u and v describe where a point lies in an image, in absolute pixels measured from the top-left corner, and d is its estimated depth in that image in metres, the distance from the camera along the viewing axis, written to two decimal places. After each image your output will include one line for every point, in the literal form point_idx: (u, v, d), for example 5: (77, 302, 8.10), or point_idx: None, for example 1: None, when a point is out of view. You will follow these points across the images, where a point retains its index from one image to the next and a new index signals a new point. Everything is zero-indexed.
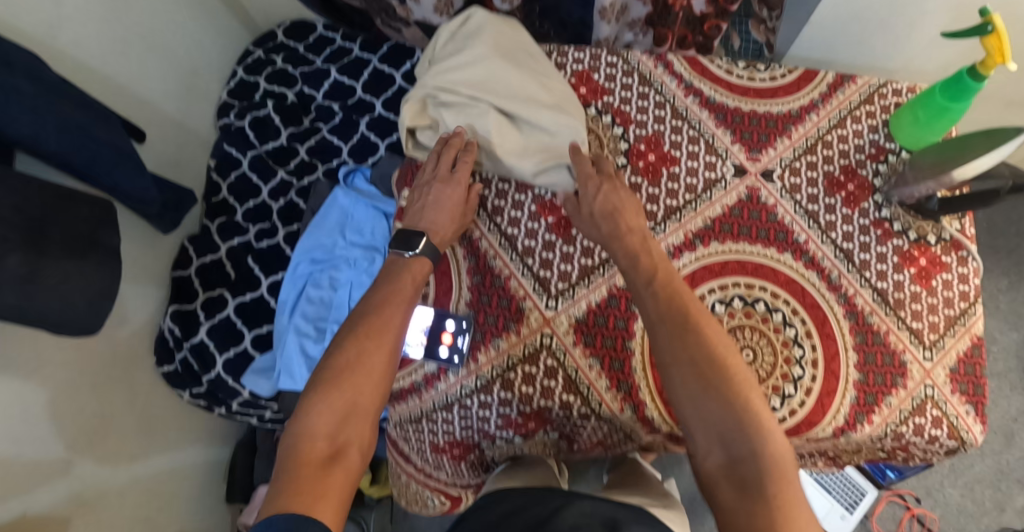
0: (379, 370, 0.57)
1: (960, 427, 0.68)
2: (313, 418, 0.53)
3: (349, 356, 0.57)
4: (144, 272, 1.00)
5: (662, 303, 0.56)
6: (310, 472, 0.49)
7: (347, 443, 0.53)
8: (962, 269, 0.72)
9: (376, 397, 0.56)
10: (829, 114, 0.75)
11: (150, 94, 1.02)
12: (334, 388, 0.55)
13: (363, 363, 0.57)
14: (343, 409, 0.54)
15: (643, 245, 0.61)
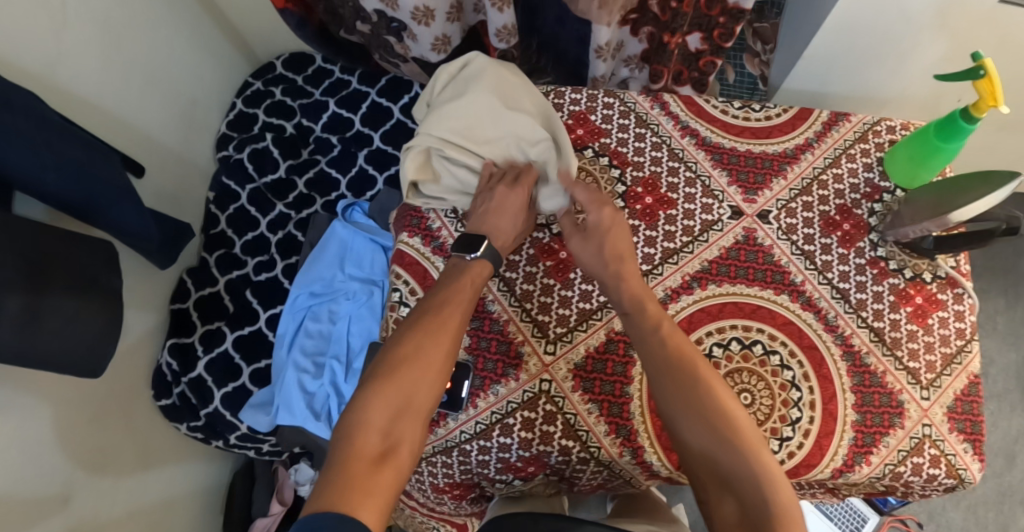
0: (436, 365, 0.54)
1: (958, 466, 0.68)
2: (371, 409, 0.50)
3: (406, 347, 0.54)
4: (143, 306, 1.00)
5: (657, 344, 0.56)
6: (369, 466, 0.46)
7: (400, 442, 0.49)
8: (958, 306, 0.73)
9: (430, 395, 0.53)
10: (824, 153, 0.76)
11: (150, 128, 1.02)
12: (391, 383, 0.52)
13: (420, 357, 0.54)
14: (399, 404, 0.51)
15: (636, 277, 0.61)
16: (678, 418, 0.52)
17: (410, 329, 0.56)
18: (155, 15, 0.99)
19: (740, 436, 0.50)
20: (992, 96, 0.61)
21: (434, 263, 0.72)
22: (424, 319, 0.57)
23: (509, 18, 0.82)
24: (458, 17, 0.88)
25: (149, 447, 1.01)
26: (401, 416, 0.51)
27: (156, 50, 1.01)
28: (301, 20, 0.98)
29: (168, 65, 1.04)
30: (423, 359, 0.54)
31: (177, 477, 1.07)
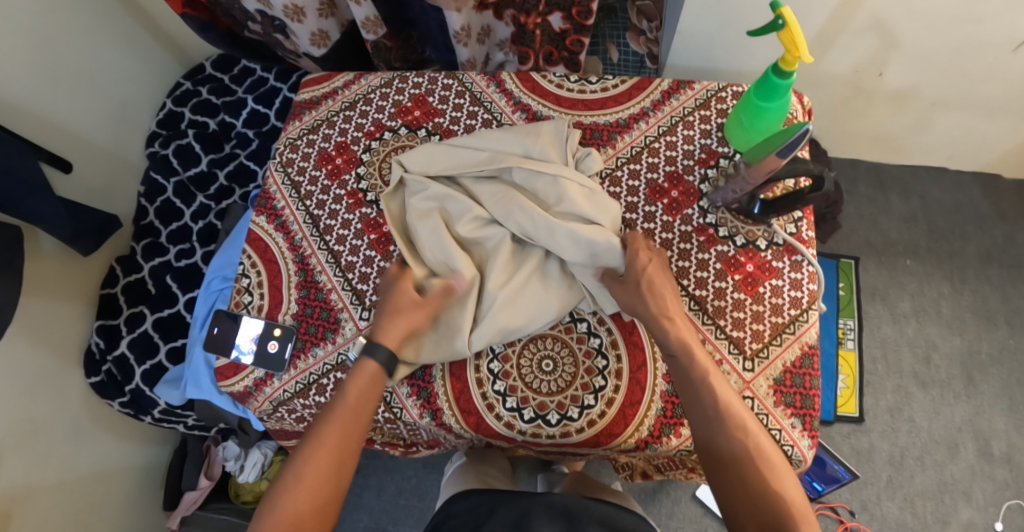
0: (330, 478, 0.55)
1: (783, 442, 0.65)
2: None
3: (297, 479, 0.55)
4: (71, 291, 1.07)
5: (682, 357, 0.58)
6: None
7: None
8: (795, 274, 0.68)
9: (317, 518, 0.54)
10: (660, 121, 0.76)
11: (79, 128, 1.07)
12: (282, 518, 0.53)
13: (304, 486, 0.54)
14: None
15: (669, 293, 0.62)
16: (731, 466, 0.54)
17: (297, 456, 0.56)
18: (81, 22, 1.04)
19: (776, 471, 0.53)
20: (795, 47, 0.59)
21: (275, 239, 0.76)
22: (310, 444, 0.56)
23: (369, 9, 0.86)
24: (331, 13, 0.93)
25: (82, 421, 1.07)
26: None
27: (88, 55, 1.07)
28: (204, 24, 1.04)
29: (102, 69, 1.11)
30: (310, 483, 0.54)
31: (109, 456, 1.12)
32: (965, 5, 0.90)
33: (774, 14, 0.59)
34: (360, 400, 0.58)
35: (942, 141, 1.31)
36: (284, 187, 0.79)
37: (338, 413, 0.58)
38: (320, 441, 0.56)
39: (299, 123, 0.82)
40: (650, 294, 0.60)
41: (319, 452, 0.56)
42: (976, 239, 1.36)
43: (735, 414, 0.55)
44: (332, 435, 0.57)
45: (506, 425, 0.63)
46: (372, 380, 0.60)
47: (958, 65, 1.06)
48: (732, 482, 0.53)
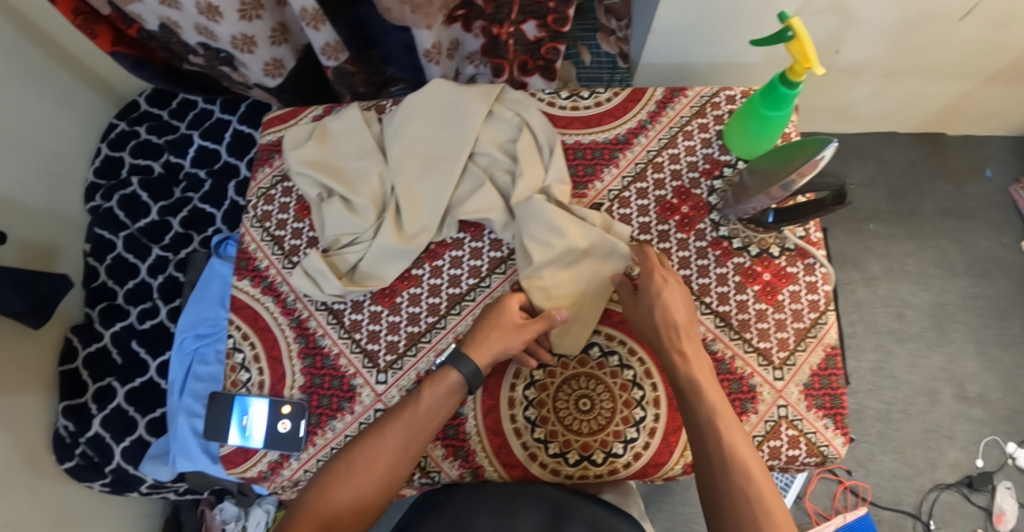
0: (383, 469, 0.55)
1: (819, 443, 0.65)
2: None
3: (341, 469, 0.55)
4: (29, 375, 0.94)
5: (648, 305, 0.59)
6: None
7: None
8: (809, 278, 0.69)
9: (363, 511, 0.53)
10: (659, 134, 0.73)
11: (11, 191, 0.93)
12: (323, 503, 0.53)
13: (367, 458, 0.55)
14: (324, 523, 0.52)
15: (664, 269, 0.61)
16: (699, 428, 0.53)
17: (354, 446, 0.56)
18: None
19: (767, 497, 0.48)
20: (805, 57, 0.59)
21: (264, 304, 0.70)
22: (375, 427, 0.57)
23: (329, 35, 0.79)
24: (284, 39, 0.84)
25: (66, 514, 0.96)
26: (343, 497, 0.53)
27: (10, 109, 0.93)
28: (138, 62, 0.93)
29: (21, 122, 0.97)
30: (374, 459, 0.55)
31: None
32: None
33: (783, 26, 0.59)
34: (430, 405, 0.57)
35: (893, 107, 1.36)
36: (264, 244, 0.72)
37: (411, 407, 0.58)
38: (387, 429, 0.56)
39: (269, 170, 0.75)
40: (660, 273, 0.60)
41: (380, 449, 0.55)
42: (930, 196, 1.44)
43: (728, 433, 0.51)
44: (397, 432, 0.56)
45: (552, 472, 0.61)
46: (450, 390, 0.58)
47: (913, 37, 1.09)
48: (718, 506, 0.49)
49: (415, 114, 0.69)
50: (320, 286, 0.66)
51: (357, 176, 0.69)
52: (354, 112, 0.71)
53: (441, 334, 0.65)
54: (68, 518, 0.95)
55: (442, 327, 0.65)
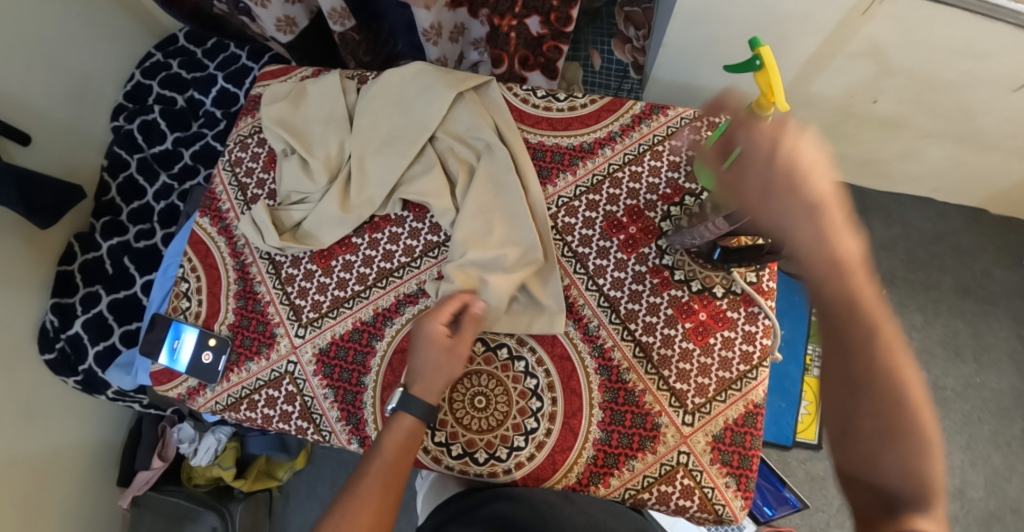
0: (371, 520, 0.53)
1: (714, 501, 0.62)
2: None
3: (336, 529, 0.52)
4: (27, 270, 1.03)
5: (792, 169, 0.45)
6: None
7: None
8: (748, 327, 0.66)
9: None
10: (626, 149, 0.73)
11: (38, 100, 1.02)
12: None
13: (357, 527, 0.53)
14: None
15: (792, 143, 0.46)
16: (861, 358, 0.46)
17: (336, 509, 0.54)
18: None
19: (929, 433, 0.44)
20: (771, 91, 0.55)
21: (218, 243, 0.73)
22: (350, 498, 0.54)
23: (335, 1, 0.81)
24: None
25: (39, 400, 1.04)
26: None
27: (42, 23, 1.01)
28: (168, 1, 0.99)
29: (53, 35, 1.03)
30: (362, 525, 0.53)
31: (62, 435, 1.09)
32: (978, 41, 0.80)
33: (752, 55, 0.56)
34: (400, 455, 0.56)
35: (931, 171, 1.26)
36: (230, 188, 0.75)
37: (378, 462, 0.56)
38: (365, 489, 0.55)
39: (251, 120, 0.77)
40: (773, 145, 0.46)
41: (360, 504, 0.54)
42: (953, 271, 1.34)
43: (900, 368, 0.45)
44: (375, 486, 0.55)
45: (433, 459, 0.62)
46: (406, 434, 0.57)
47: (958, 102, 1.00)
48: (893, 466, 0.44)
49: (384, 92, 0.71)
50: (263, 237, 0.68)
51: (318, 140, 0.71)
52: (332, 79, 0.73)
53: (363, 303, 0.67)
54: (37, 405, 1.04)
55: (365, 297, 0.67)
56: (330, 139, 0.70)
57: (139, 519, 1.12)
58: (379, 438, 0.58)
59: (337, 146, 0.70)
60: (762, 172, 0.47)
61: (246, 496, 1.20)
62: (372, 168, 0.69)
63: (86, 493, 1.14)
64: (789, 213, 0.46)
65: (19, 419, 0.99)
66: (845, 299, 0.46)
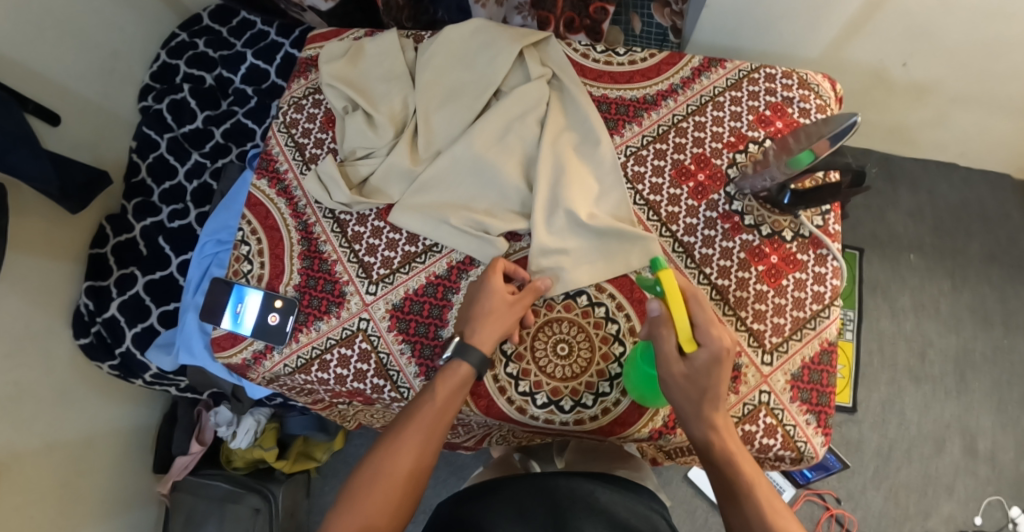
0: (405, 469, 0.52)
1: (797, 438, 0.62)
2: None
3: (370, 470, 0.51)
4: (58, 250, 1.01)
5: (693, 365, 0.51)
6: None
7: None
8: (818, 268, 0.66)
9: (393, 516, 0.50)
10: (688, 100, 0.73)
11: (66, 79, 1.00)
12: (357, 508, 0.49)
13: (391, 468, 0.51)
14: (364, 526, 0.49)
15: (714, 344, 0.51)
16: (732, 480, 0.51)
17: (375, 448, 0.53)
18: None
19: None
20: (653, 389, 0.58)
21: (278, 205, 0.72)
22: (390, 440, 0.53)
23: None
24: None
25: (74, 386, 1.02)
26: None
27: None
28: None
29: (80, 12, 1.01)
30: (398, 467, 0.51)
31: (99, 419, 1.08)
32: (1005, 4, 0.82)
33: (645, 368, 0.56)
34: (449, 401, 0.55)
35: (956, 137, 1.23)
36: (287, 149, 0.74)
37: (427, 410, 0.54)
38: (405, 436, 0.53)
39: (304, 82, 0.76)
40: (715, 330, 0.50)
41: (399, 448, 0.52)
42: (979, 238, 1.33)
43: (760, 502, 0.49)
44: (417, 432, 0.53)
45: (518, 409, 0.61)
46: (462, 383, 0.56)
47: (993, 69, 0.99)
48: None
49: (443, 45, 0.70)
50: (330, 193, 0.68)
51: (382, 97, 0.70)
52: (391, 37, 0.72)
53: (436, 257, 0.66)
54: (72, 390, 1.02)
55: (438, 251, 0.66)
56: (392, 94, 0.70)
57: (179, 503, 1.11)
58: (429, 386, 0.56)
59: (399, 101, 0.70)
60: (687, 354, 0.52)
61: (286, 478, 1.18)
62: (437, 121, 0.68)
63: (122, 480, 1.12)
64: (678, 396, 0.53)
65: (54, 405, 0.97)
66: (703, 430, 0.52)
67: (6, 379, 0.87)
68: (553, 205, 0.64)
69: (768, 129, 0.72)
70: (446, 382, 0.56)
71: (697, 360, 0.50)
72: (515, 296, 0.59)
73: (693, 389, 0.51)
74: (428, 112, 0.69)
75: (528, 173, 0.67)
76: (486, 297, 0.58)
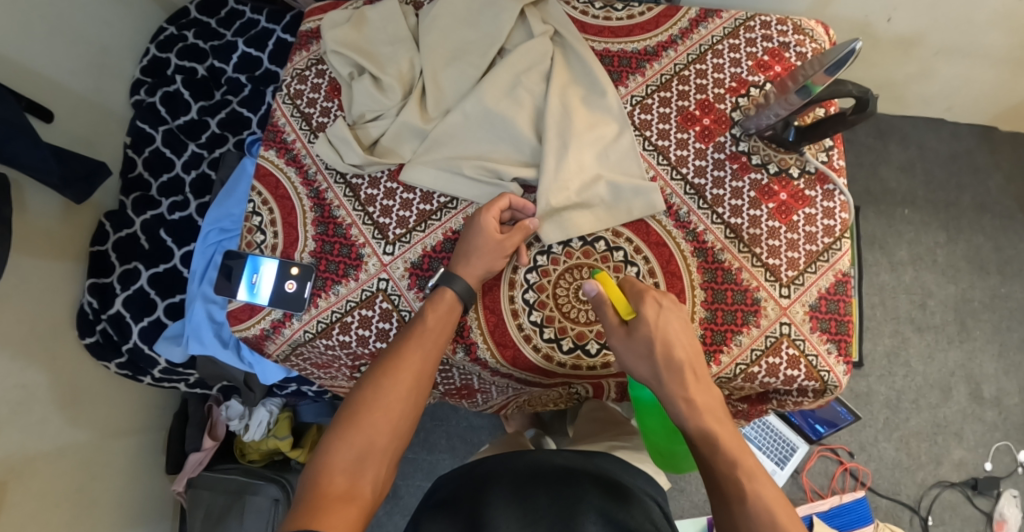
0: (403, 390, 0.54)
1: (819, 368, 0.63)
2: (335, 453, 0.50)
3: (367, 392, 0.53)
4: (59, 248, 0.99)
5: (661, 343, 0.55)
6: (330, 502, 0.46)
7: (365, 482, 0.49)
8: (827, 203, 0.67)
9: (393, 438, 0.52)
10: (688, 50, 0.74)
11: (57, 74, 0.98)
12: (356, 428, 0.51)
13: (392, 388, 0.54)
14: (362, 447, 0.50)
15: (674, 328, 0.56)
16: (719, 466, 0.50)
17: (372, 371, 0.55)
18: None
19: (766, 496, 0.47)
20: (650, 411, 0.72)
21: (287, 174, 0.72)
22: (388, 363, 0.55)
23: None
24: None
25: (82, 385, 1.01)
26: (367, 457, 0.50)
27: None
28: None
29: (68, 7, 1.00)
30: (397, 386, 0.54)
31: (109, 420, 1.06)
32: None
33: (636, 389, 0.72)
34: (441, 325, 0.59)
35: (943, 90, 1.26)
36: (293, 120, 0.74)
37: (423, 332, 0.58)
38: (404, 356, 0.56)
39: (306, 54, 0.76)
40: (671, 318, 0.57)
41: (396, 370, 0.55)
42: (971, 190, 1.36)
43: (764, 495, 0.47)
44: (413, 354, 0.56)
45: (545, 356, 0.62)
46: (450, 309, 0.59)
47: (976, 17, 1.02)
48: (721, 521, 0.48)
49: (447, 6, 0.71)
50: (342, 156, 0.68)
51: (388, 60, 0.70)
52: (392, 2, 0.72)
53: (452, 214, 0.66)
54: (80, 391, 1.00)
55: (453, 207, 0.66)
56: (399, 57, 0.70)
57: (197, 500, 1.09)
58: (419, 313, 0.60)
59: (406, 62, 0.70)
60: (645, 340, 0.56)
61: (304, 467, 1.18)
62: (444, 81, 0.69)
63: (135, 480, 1.10)
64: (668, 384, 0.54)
65: (62, 405, 0.95)
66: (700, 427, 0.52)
67: (12, 381, 0.86)
68: (562, 153, 0.64)
69: (767, 74, 0.73)
70: (436, 313, 0.59)
71: (636, 328, 0.56)
72: (505, 235, 0.61)
73: (639, 352, 0.56)
74: (437, 73, 0.69)
75: (538, 124, 0.67)
76: (476, 231, 0.60)
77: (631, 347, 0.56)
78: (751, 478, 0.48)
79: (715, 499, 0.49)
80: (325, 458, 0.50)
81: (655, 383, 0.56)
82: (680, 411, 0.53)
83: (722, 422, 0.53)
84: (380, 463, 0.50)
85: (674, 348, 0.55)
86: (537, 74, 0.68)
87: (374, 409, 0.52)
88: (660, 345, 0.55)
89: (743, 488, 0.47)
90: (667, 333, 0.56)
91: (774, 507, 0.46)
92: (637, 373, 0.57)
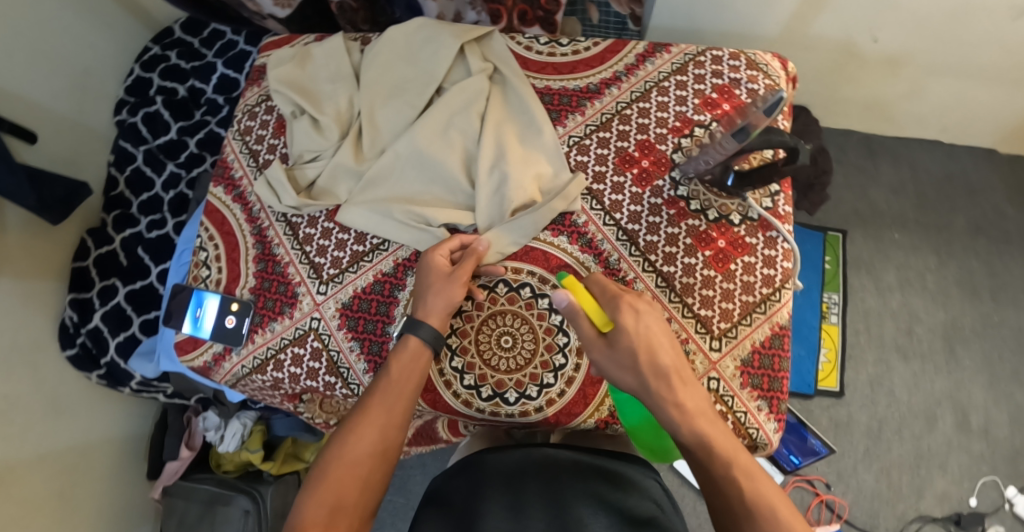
0: (374, 442, 0.53)
1: (748, 425, 0.62)
2: (307, 512, 0.49)
3: (338, 446, 0.53)
4: (41, 263, 1.03)
5: (640, 356, 0.53)
6: None
7: None
8: (768, 251, 0.65)
9: (366, 492, 0.51)
10: (632, 87, 0.72)
11: (42, 97, 1.02)
12: (327, 485, 0.50)
13: (359, 440, 0.53)
14: (331, 503, 0.50)
15: (656, 331, 0.55)
16: (711, 465, 0.50)
17: (342, 425, 0.54)
18: None
19: (769, 495, 0.47)
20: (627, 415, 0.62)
21: (233, 211, 0.73)
22: (356, 415, 0.55)
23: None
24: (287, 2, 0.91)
25: (64, 396, 1.05)
26: (339, 513, 0.49)
27: (42, 19, 1.01)
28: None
29: (52, 32, 1.03)
30: (365, 439, 0.53)
31: (91, 429, 1.10)
32: None
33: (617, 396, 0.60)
34: (409, 373, 0.57)
35: (935, 110, 1.21)
36: (241, 156, 0.75)
37: (392, 384, 0.57)
38: (369, 408, 0.55)
39: (257, 90, 0.78)
40: (650, 323, 0.55)
41: (362, 424, 0.54)
42: (965, 212, 1.31)
43: (766, 493, 0.47)
44: (381, 405, 0.55)
45: (464, 402, 0.62)
46: (416, 355, 0.59)
47: (966, 36, 0.97)
48: (723, 520, 0.48)
49: (386, 43, 0.71)
50: (279, 198, 0.69)
51: (327, 98, 0.71)
52: (336, 38, 0.73)
53: (383, 256, 0.67)
54: (63, 402, 1.04)
55: (385, 249, 0.67)
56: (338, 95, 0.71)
57: (172, 507, 1.14)
58: (389, 362, 0.59)
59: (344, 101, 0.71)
60: (622, 353, 0.54)
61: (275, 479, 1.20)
62: (381, 119, 0.69)
63: (116, 487, 1.14)
64: (657, 393, 0.52)
65: (44, 416, 0.99)
66: (692, 430, 0.51)
67: None
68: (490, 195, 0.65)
69: (714, 112, 0.71)
70: (410, 355, 0.58)
71: (614, 340, 0.54)
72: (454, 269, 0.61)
73: (624, 365, 0.53)
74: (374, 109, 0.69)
75: (471, 165, 0.67)
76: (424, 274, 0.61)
77: (612, 361, 0.54)
78: (752, 476, 0.49)
79: (711, 499, 0.49)
80: (297, 516, 0.49)
81: (641, 392, 0.53)
82: (672, 416, 0.52)
83: (715, 425, 0.52)
84: (352, 517, 0.50)
85: (658, 351, 0.53)
86: (471, 113, 0.68)
87: (342, 462, 0.52)
88: (643, 354, 0.53)
89: (744, 488, 0.48)
90: (644, 339, 0.54)
91: (780, 507, 0.46)
92: (623, 384, 0.54)
